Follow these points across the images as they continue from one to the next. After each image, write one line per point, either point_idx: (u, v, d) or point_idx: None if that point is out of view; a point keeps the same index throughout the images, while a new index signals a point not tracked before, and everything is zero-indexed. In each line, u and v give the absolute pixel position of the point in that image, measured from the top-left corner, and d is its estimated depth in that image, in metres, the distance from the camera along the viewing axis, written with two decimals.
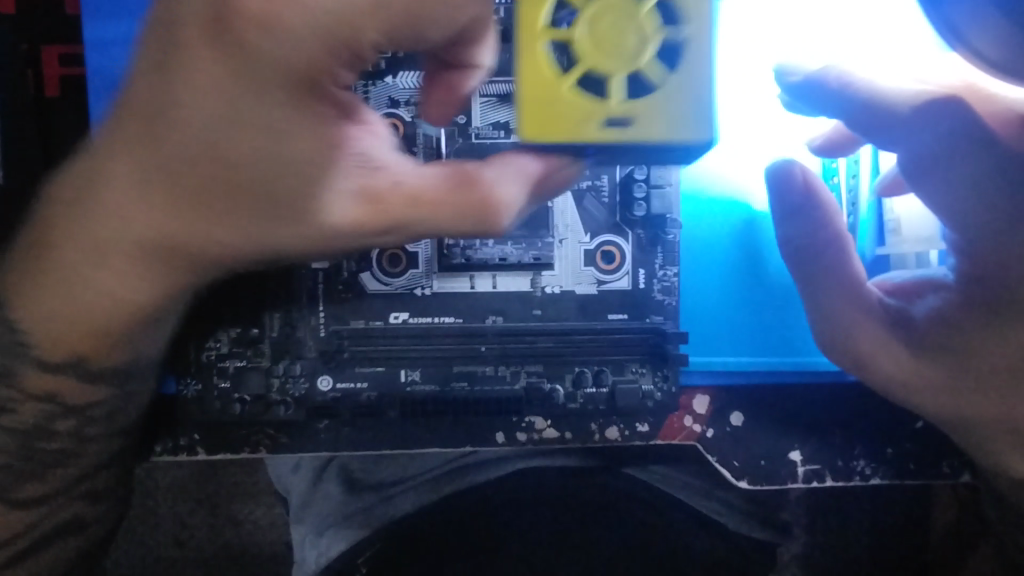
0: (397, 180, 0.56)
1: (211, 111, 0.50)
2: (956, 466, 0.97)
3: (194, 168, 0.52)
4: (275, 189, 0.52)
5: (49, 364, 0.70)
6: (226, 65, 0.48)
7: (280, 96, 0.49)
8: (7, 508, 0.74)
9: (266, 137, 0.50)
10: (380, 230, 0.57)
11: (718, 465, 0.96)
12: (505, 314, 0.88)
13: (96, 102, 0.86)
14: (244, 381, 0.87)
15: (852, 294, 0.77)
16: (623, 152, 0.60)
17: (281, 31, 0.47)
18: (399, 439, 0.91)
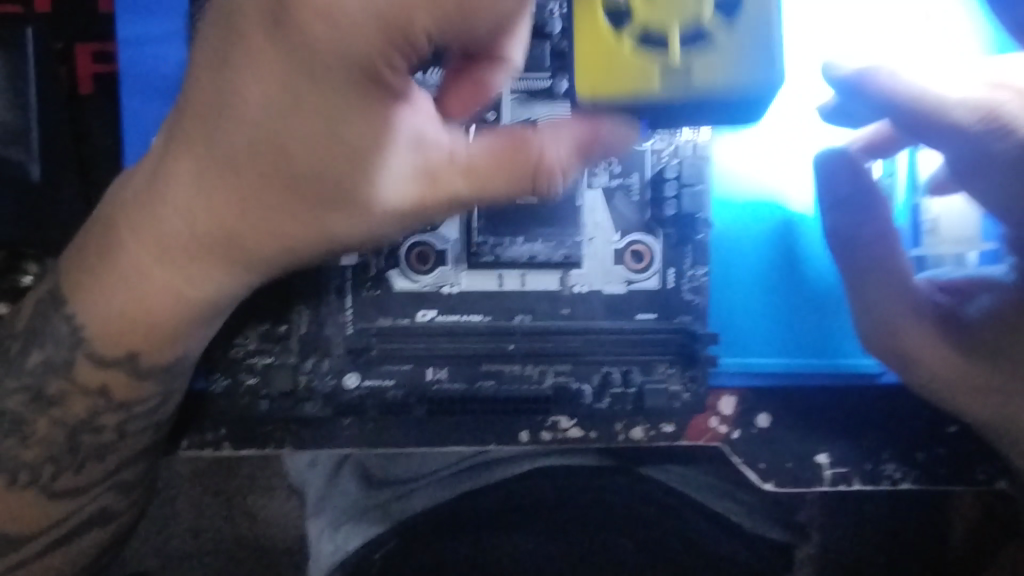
0: (452, 156, 0.64)
1: (263, 97, 0.58)
2: (992, 473, 0.96)
3: (247, 150, 0.61)
4: (319, 172, 0.61)
5: (102, 359, 0.75)
6: (285, 60, 0.56)
7: (330, 83, 0.56)
8: (54, 499, 0.81)
9: (257, 81, 0.58)
10: (438, 202, 0.65)
11: (744, 466, 0.95)
12: (533, 311, 0.87)
13: (129, 100, 0.86)
14: (271, 377, 0.88)
15: (894, 283, 0.87)
16: (665, 76, 0.70)
17: (336, 7, 0.52)
18: (423, 438, 0.91)
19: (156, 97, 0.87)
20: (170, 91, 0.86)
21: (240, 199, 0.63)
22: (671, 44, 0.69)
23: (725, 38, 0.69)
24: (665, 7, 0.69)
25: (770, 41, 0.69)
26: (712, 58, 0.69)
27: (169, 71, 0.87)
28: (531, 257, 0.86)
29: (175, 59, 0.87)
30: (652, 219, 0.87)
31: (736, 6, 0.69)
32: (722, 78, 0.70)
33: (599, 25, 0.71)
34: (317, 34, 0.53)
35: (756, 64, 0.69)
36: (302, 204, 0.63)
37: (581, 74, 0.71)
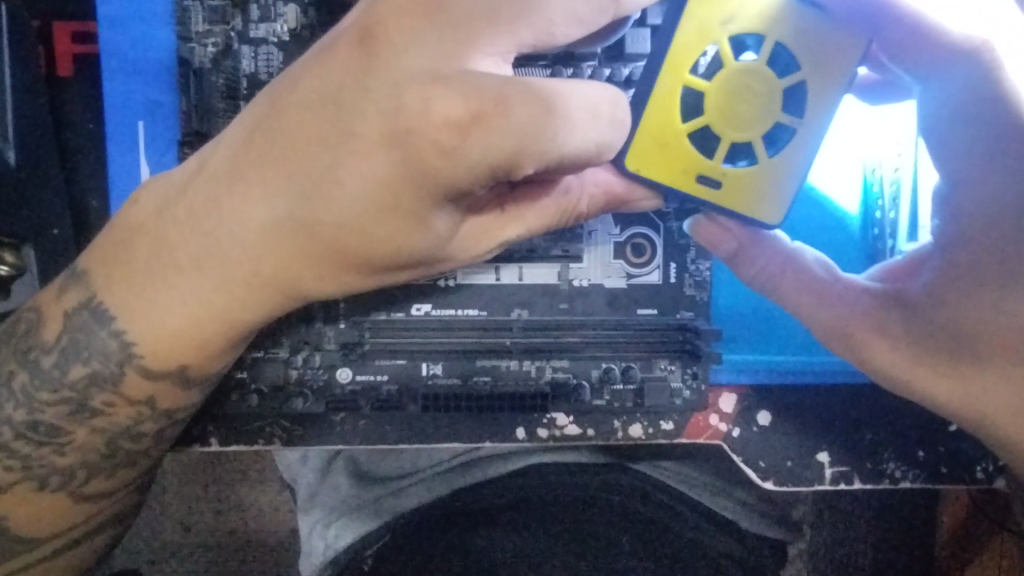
0: (502, 209, 0.64)
1: (362, 193, 0.57)
2: (991, 471, 0.94)
3: (332, 230, 0.60)
4: (381, 253, 0.60)
5: (152, 373, 0.73)
6: (393, 165, 0.55)
7: (424, 196, 0.56)
8: (78, 501, 0.80)
9: (356, 166, 0.56)
10: (481, 254, 0.65)
11: (744, 464, 0.92)
12: (531, 306, 0.85)
13: (111, 84, 0.83)
14: (261, 372, 0.85)
15: (824, 296, 0.70)
16: (702, 179, 0.71)
17: (457, 151, 0.53)
18: (417, 434, 0.88)
19: (142, 82, 0.83)
20: (156, 75, 0.83)
21: (307, 259, 0.63)
22: (717, 154, 0.70)
23: (769, 164, 0.71)
24: (733, 121, 0.70)
25: (797, 183, 0.71)
26: (743, 179, 0.71)
27: (155, 54, 0.83)
28: (529, 250, 0.84)
29: (162, 41, 0.83)
30: (656, 211, 0.84)
31: (782, 140, 0.70)
32: (737, 200, 0.71)
33: (672, 103, 0.70)
34: (432, 163, 0.54)
35: (777, 201, 0.72)
36: (355, 273, 0.63)
37: (635, 150, 0.70)
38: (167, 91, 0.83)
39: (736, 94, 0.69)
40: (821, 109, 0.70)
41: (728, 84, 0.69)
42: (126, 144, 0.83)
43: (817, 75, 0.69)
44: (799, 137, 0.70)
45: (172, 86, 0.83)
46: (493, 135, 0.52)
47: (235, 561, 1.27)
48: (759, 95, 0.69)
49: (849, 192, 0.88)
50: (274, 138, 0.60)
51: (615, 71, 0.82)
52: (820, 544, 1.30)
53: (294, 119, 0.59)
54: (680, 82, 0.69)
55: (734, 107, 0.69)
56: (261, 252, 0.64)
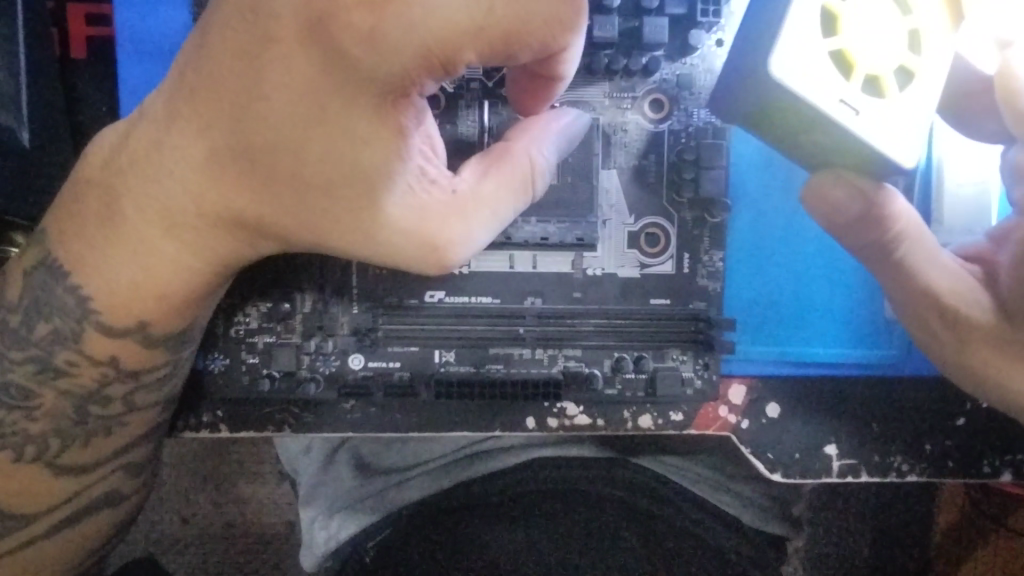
0: (453, 191, 0.68)
1: (290, 98, 0.60)
2: (997, 466, 0.94)
3: (268, 150, 0.62)
4: (324, 176, 0.62)
5: (112, 330, 0.73)
6: (316, 63, 0.59)
7: (358, 94, 0.60)
8: (57, 474, 0.80)
9: (282, 66, 0.59)
10: (433, 244, 0.66)
11: (751, 456, 0.93)
12: (544, 295, 0.85)
13: (125, 67, 0.83)
14: (274, 357, 0.85)
15: (930, 265, 0.73)
16: (841, 103, 0.64)
17: (379, 34, 0.57)
18: (426, 422, 0.88)
19: (156, 64, 0.83)
20: (171, 57, 0.82)
21: (246, 192, 0.64)
22: (855, 76, 0.64)
23: (903, 97, 0.65)
24: (869, 44, 0.64)
25: (924, 123, 0.67)
26: (878, 111, 0.65)
27: (171, 36, 0.83)
28: (543, 238, 0.83)
29: (178, 23, 0.82)
30: (670, 201, 0.85)
31: (911, 75, 0.65)
32: (869, 131, 0.64)
33: (815, 12, 0.63)
34: (363, 54, 0.58)
35: (909, 139, 0.66)
36: (303, 205, 0.64)
37: (778, 53, 0.62)
38: None
39: (872, 12, 0.64)
40: (950, 38, 0.66)
41: (863, 7, 0.64)
42: None
43: (943, 13, 0.65)
44: (930, 69, 0.66)
45: None
46: (426, 12, 0.56)
47: (235, 551, 1.27)
48: (892, 23, 0.65)
49: None
50: (201, 61, 0.62)
51: (633, 59, 0.83)
52: (818, 541, 1.31)
53: (213, 38, 0.61)
54: None
55: (870, 31, 0.64)
56: (206, 190, 0.65)
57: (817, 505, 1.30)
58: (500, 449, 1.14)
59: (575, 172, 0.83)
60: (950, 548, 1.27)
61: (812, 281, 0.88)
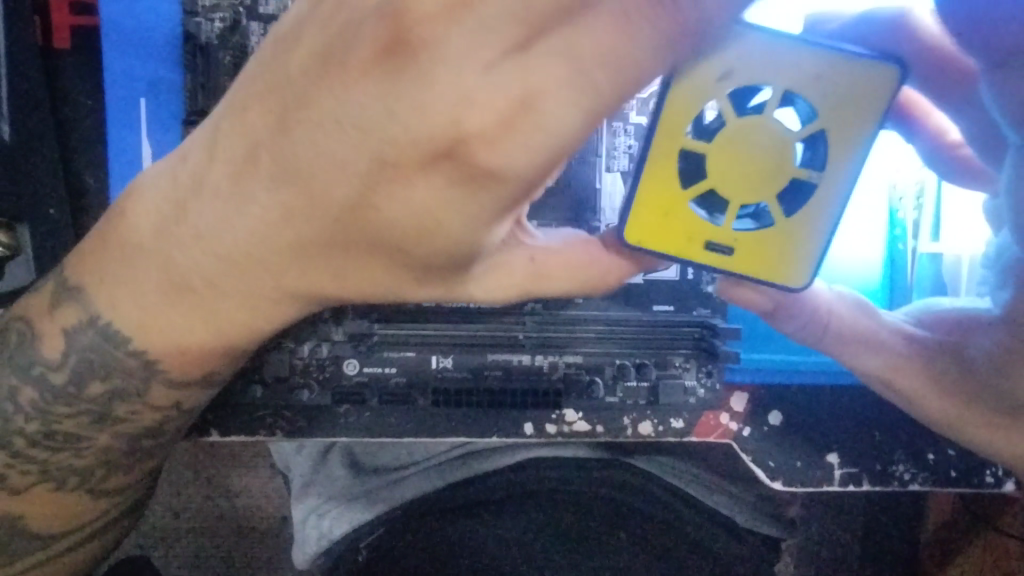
0: (531, 257, 0.63)
1: (407, 219, 0.51)
2: (1000, 475, 0.93)
3: (364, 245, 0.55)
4: (424, 262, 0.56)
5: (177, 381, 0.71)
6: (438, 183, 0.49)
7: (477, 210, 0.50)
8: (95, 496, 0.78)
9: (396, 192, 0.50)
10: (511, 293, 0.64)
11: (753, 463, 0.91)
12: (544, 299, 0.82)
13: (112, 58, 0.79)
14: (265, 362, 0.82)
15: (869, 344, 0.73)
16: (710, 246, 0.64)
17: (506, 167, 0.47)
18: (421, 429, 0.85)
19: (146, 55, 0.79)
20: (161, 49, 0.79)
21: (330, 270, 0.58)
22: (725, 220, 0.63)
23: (786, 225, 0.63)
24: (738, 183, 0.62)
25: (819, 239, 0.64)
26: (755, 244, 0.64)
27: (160, 27, 0.79)
28: None
29: (168, 13, 0.79)
30: None
31: (798, 198, 0.63)
32: (745, 264, 0.65)
33: (670, 173, 0.62)
34: (478, 172, 0.48)
35: (797, 261, 0.65)
36: (399, 274, 0.58)
37: (635, 221, 0.63)
38: (172, 66, 0.80)
39: (740, 148, 0.61)
40: (841, 150, 0.61)
41: (728, 149, 0.61)
42: (128, 119, 0.80)
43: (826, 129, 0.60)
44: (821, 185, 0.62)
45: (177, 61, 0.80)
46: (557, 128, 0.45)
47: (228, 548, 1.26)
48: (763, 152, 0.61)
49: (875, 184, 0.86)
50: (289, 153, 0.52)
51: None
52: (810, 540, 1.30)
53: (300, 123, 0.51)
54: (676, 143, 0.61)
55: (737, 166, 0.61)
56: (282, 265, 0.59)
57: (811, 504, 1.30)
58: (500, 448, 1.10)
59: (576, 172, 0.82)
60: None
61: None
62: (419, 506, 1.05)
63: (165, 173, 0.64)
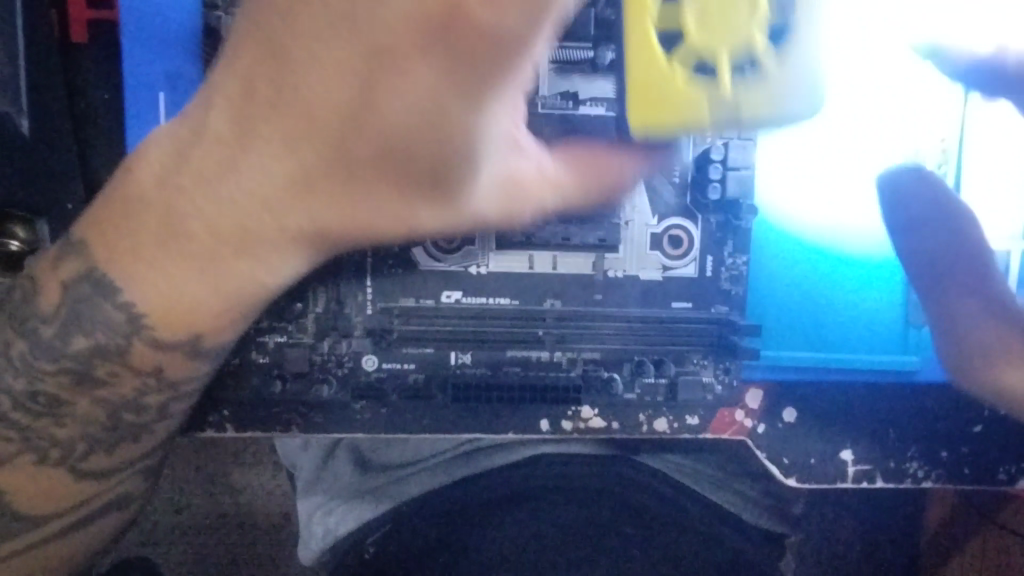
0: (540, 167, 0.58)
1: (404, 120, 0.49)
2: (1013, 472, 0.94)
3: (373, 161, 0.53)
4: (428, 165, 0.52)
5: (164, 344, 0.68)
6: (429, 73, 0.47)
7: (463, 93, 0.47)
8: (78, 477, 0.75)
9: (396, 90, 0.48)
10: (518, 210, 0.58)
11: (768, 460, 0.91)
12: (564, 296, 0.83)
13: (132, 52, 0.79)
14: (285, 358, 0.82)
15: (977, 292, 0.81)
16: (717, 104, 0.60)
17: (496, 25, 0.43)
18: (437, 424, 0.85)
19: (165, 49, 0.79)
20: (180, 43, 0.79)
21: (349, 198, 0.56)
22: (722, 78, 0.59)
23: (784, 73, 0.60)
24: (716, 30, 0.60)
25: (813, 57, 0.60)
26: (762, 82, 0.60)
27: (179, 22, 0.79)
28: (565, 238, 0.81)
29: (189, 7, 0.79)
30: (695, 202, 0.83)
31: (783, 34, 0.60)
32: (760, 100, 0.60)
33: (649, 47, 0.61)
34: (474, 59, 0.45)
35: (800, 86, 0.60)
36: (402, 181, 0.54)
37: (633, 106, 0.61)
38: (191, 61, 0.79)
39: (717, 1, 0.59)
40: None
41: None
42: (147, 114, 0.79)
43: None
44: (799, 74, 0.60)
45: (196, 56, 0.79)
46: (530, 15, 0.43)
47: (235, 543, 1.26)
48: None
49: (886, 178, 0.85)
50: (283, 87, 0.51)
51: None
52: (815, 538, 1.31)
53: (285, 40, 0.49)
54: (647, 16, 0.61)
55: (711, 12, 0.59)
56: (289, 209, 0.57)
57: (816, 502, 1.30)
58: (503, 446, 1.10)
59: None
60: (939, 543, 1.29)
61: (838, 321, 0.87)
62: (428, 501, 1.06)
63: (175, 154, 0.60)
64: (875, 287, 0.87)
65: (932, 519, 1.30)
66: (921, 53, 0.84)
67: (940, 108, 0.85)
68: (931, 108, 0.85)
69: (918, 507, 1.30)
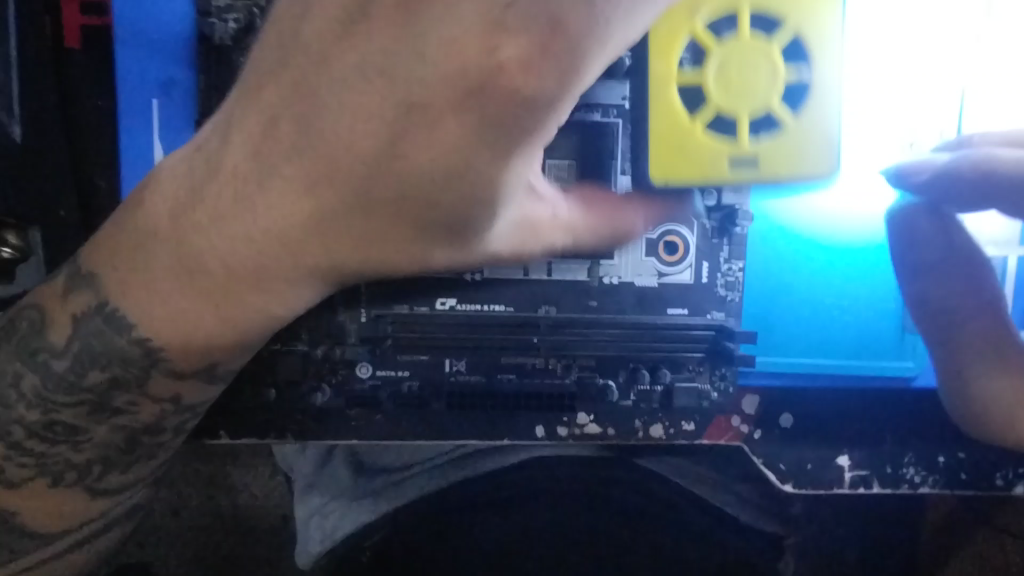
0: (554, 212, 0.59)
1: (429, 164, 0.48)
2: (1010, 478, 0.94)
3: (393, 203, 0.51)
4: (447, 219, 0.51)
5: (180, 371, 0.68)
6: (468, 132, 0.46)
7: (490, 144, 0.47)
8: (94, 496, 0.75)
9: (421, 139, 0.47)
10: (525, 255, 0.59)
11: (764, 466, 0.91)
12: (559, 303, 0.83)
13: (125, 59, 0.78)
14: (278, 366, 0.82)
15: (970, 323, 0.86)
16: (738, 163, 0.73)
17: (537, 97, 0.44)
18: (433, 432, 0.85)
19: (158, 56, 0.79)
20: (174, 50, 0.79)
21: (374, 246, 0.54)
22: (741, 133, 0.73)
23: (796, 126, 0.73)
24: (738, 94, 0.73)
25: (830, 135, 0.73)
26: (779, 146, 0.73)
27: (171, 29, 0.79)
28: None
29: (182, 14, 0.79)
30: (691, 208, 0.82)
31: (801, 98, 0.73)
32: (778, 163, 0.73)
33: (673, 107, 0.74)
34: (512, 88, 0.44)
35: (815, 157, 0.73)
36: (409, 232, 0.52)
37: (654, 162, 0.74)
38: (184, 67, 0.79)
39: (746, 61, 0.73)
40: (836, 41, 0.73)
41: (723, 60, 0.73)
42: (139, 121, 0.79)
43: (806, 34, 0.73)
44: (812, 126, 0.73)
45: (189, 62, 0.79)
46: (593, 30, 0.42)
47: (232, 548, 1.25)
48: (756, 60, 0.73)
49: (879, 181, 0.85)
50: (308, 122, 0.51)
51: None
52: (813, 540, 1.31)
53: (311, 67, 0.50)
54: (670, 82, 0.74)
55: (732, 81, 0.73)
56: (293, 241, 0.55)
57: (814, 504, 1.30)
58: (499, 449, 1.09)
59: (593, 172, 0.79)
60: (937, 544, 1.29)
61: (838, 329, 0.87)
62: (424, 510, 1.04)
63: (174, 172, 0.61)
64: (867, 292, 0.87)
65: (929, 521, 1.30)
66: (915, 55, 0.85)
67: (934, 109, 0.85)
68: (926, 109, 0.85)
69: (916, 509, 1.30)
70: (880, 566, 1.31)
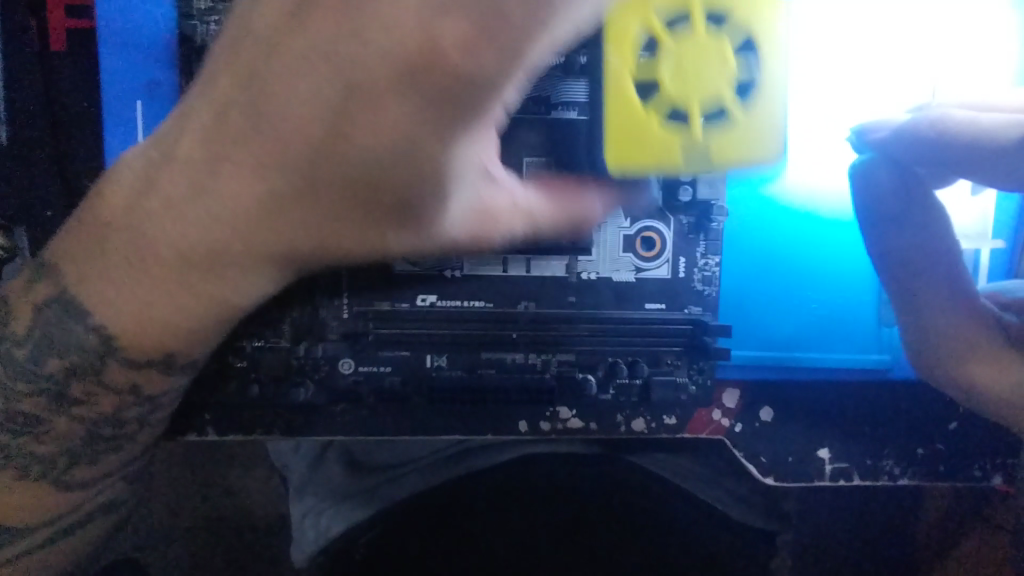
0: (514, 200, 0.59)
1: (381, 158, 0.49)
2: (987, 469, 0.95)
3: (351, 190, 0.52)
4: (401, 209, 0.52)
5: (138, 362, 0.70)
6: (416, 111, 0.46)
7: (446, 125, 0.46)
8: (62, 488, 0.76)
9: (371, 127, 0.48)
10: (483, 242, 0.59)
11: (745, 460, 0.92)
12: (538, 299, 0.84)
13: (109, 61, 0.80)
14: (262, 362, 0.83)
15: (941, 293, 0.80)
16: (690, 152, 0.69)
17: (479, 73, 0.42)
18: (415, 427, 0.87)
19: (141, 57, 0.80)
20: (156, 51, 0.80)
21: (341, 232, 0.56)
22: (693, 116, 0.68)
23: (747, 117, 0.69)
24: (691, 73, 0.69)
25: (781, 123, 0.70)
26: (727, 136, 0.69)
27: (153, 30, 0.80)
28: None
29: (163, 16, 0.80)
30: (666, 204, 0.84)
31: (750, 92, 0.70)
32: (732, 139, 0.69)
33: (625, 94, 0.70)
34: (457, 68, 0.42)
35: (769, 146, 0.70)
36: (372, 221, 0.54)
37: (610, 150, 0.70)
38: (166, 68, 0.80)
39: (693, 48, 0.69)
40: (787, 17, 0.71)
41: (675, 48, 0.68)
42: (123, 121, 0.80)
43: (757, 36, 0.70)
44: (764, 117, 0.70)
45: (171, 63, 0.80)
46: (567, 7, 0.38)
47: (224, 545, 1.26)
48: (709, 54, 0.68)
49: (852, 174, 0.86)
50: (259, 116, 0.51)
51: None
52: (806, 535, 1.31)
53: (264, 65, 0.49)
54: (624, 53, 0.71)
55: (685, 66, 0.68)
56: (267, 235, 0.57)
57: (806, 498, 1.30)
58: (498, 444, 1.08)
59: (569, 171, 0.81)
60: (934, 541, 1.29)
61: (815, 318, 0.88)
62: (415, 504, 1.05)
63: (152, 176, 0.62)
64: (839, 284, 0.88)
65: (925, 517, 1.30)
66: (886, 37, 0.85)
67: (913, 90, 0.84)
68: (905, 89, 0.84)
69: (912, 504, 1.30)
70: (874, 560, 1.31)
